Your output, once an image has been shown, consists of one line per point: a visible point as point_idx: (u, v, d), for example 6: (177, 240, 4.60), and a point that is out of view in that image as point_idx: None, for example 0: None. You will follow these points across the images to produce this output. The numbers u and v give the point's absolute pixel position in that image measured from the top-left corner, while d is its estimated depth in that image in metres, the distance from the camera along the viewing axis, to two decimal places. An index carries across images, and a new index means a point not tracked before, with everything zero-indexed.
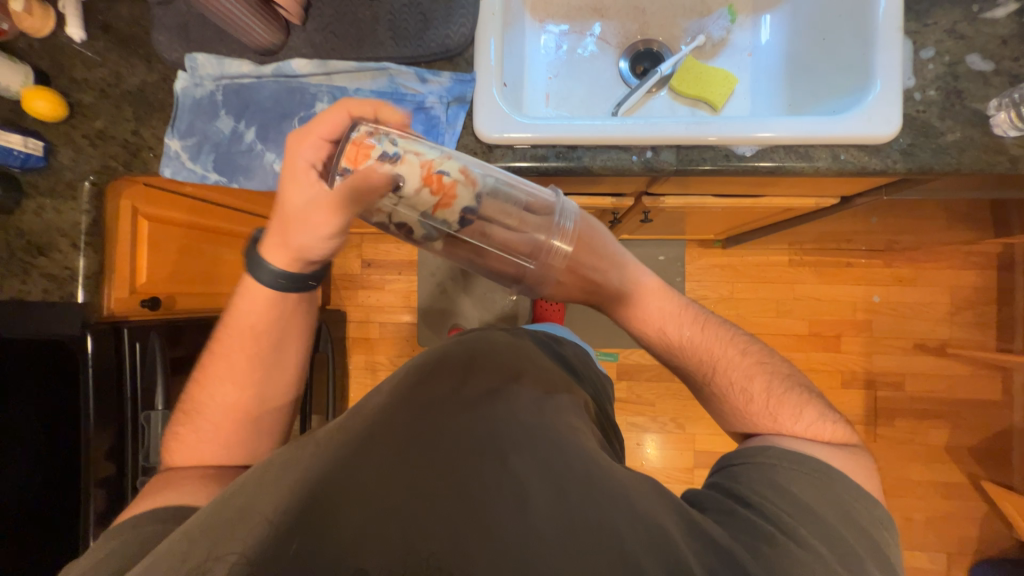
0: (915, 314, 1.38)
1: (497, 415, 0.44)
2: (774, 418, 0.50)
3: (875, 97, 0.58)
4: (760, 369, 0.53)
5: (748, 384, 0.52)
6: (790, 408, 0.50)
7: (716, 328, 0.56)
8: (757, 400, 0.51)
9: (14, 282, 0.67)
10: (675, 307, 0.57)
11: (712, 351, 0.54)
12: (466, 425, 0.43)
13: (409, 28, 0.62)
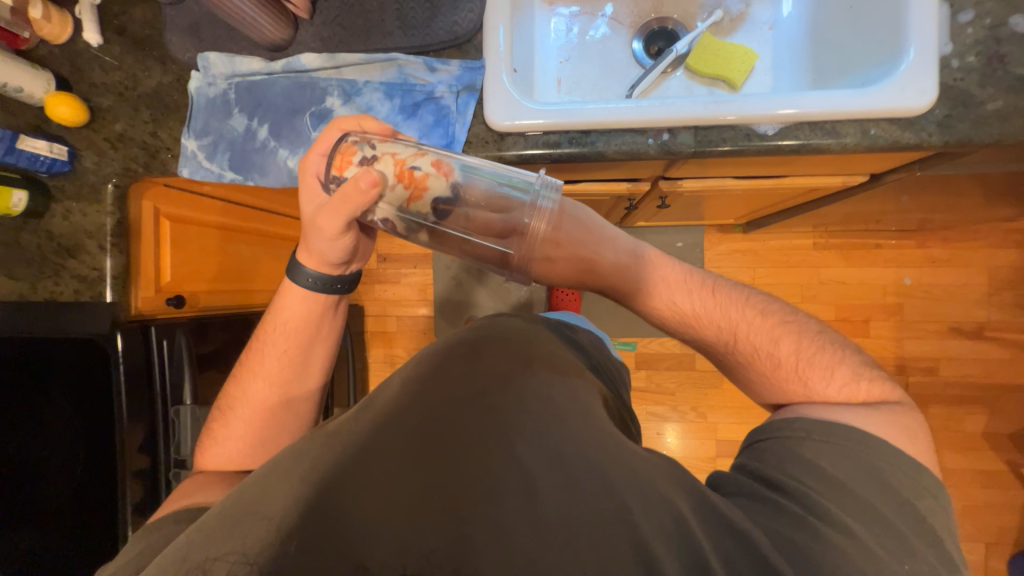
0: (949, 296, 1.32)
1: (508, 407, 0.44)
2: (809, 379, 0.48)
3: (908, 66, 0.55)
4: (785, 334, 0.51)
5: (774, 347, 0.50)
6: (820, 366, 0.48)
7: (732, 295, 0.53)
8: (785, 363, 0.49)
9: (46, 283, 0.69)
10: (684, 275, 0.55)
11: (730, 318, 0.52)
12: (475, 419, 0.42)
13: (417, 17, 0.62)
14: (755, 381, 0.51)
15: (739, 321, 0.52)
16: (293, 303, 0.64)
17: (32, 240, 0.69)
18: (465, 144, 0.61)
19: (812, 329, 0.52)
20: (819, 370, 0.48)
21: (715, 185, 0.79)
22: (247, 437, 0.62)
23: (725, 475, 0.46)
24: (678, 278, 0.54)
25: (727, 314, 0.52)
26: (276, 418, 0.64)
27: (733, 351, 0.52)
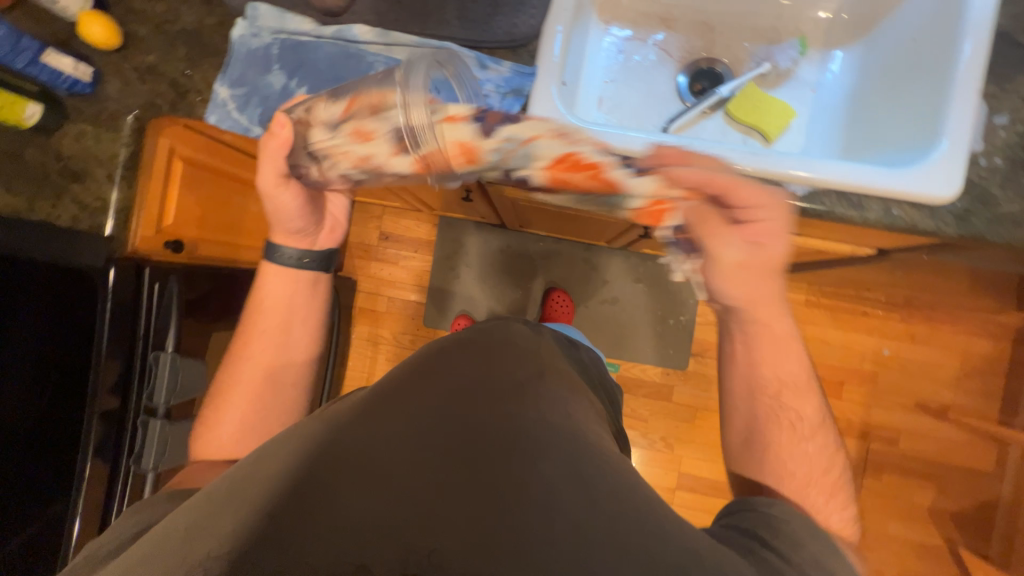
0: (921, 373, 1.37)
1: (520, 416, 0.44)
2: (812, 491, 0.55)
3: (939, 156, 0.57)
4: (818, 444, 0.58)
5: (800, 447, 0.58)
6: (826, 492, 0.56)
7: (815, 398, 0.61)
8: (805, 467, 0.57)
9: (44, 205, 0.68)
10: (783, 333, 0.60)
11: (799, 416, 0.59)
12: (489, 423, 0.42)
13: (478, 12, 0.61)
14: (761, 461, 0.58)
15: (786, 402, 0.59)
16: (280, 283, 0.70)
17: (38, 156, 0.67)
18: None
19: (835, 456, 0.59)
20: (824, 486, 0.56)
21: None
22: (241, 414, 0.65)
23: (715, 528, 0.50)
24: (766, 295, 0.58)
25: (798, 407, 0.59)
26: (263, 395, 0.67)
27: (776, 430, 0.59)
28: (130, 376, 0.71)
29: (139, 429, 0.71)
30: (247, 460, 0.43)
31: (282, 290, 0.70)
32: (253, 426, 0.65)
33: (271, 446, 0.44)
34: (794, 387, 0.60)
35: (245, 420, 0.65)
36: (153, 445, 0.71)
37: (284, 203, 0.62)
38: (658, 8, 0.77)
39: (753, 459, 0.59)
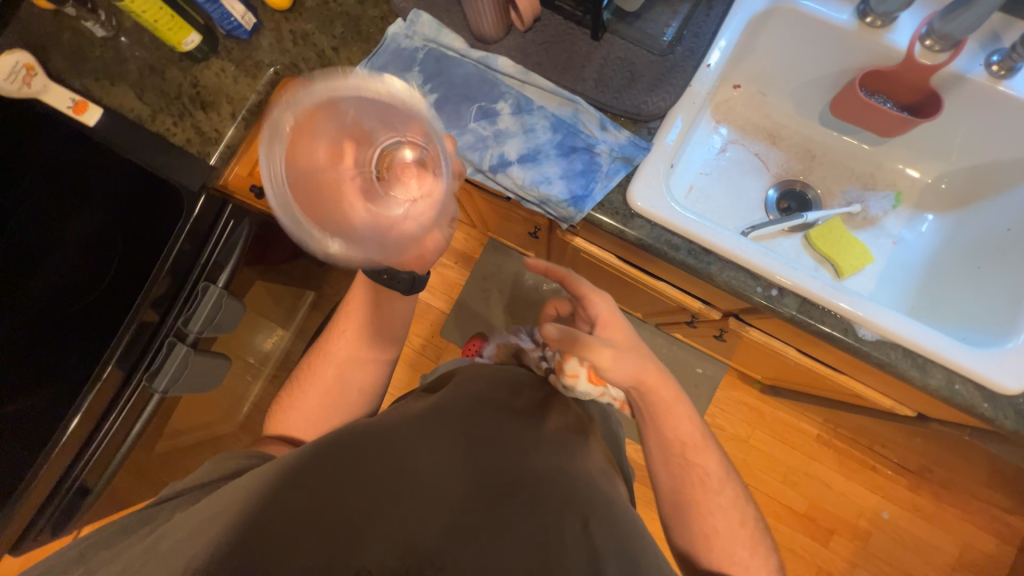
0: (916, 549, 1.31)
1: (529, 474, 0.57)
2: (734, 544, 0.61)
3: (1012, 348, 0.57)
4: (730, 499, 0.63)
5: (720, 510, 0.62)
6: (746, 542, 0.61)
7: (733, 482, 0.64)
8: (723, 522, 0.61)
9: (165, 120, 0.71)
10: (668, 396, 0.63)
11: (705, 490, 0.63)
12: (503, 473, 0.57)
13: (613, 79, 0.66)
14: (682, 517, 0.63)
15: (699, 472, 0.63)
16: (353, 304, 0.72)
17: (177, 77, 0.72)
18: (597, 204, 0.63)
19: (752, 510, 0.64)
20: (744, 541, 0.61)
21: (775, 347, 0.81)
22: (311, 412, 0.69)
23: None
24: (641, 368, 0.61)
25: (703, 461, 0.64)
26: (331, 394, 0.70)
27: (691, 489, 0.63)
28: (176, 297, 0.73)
29: (163, 348, 0.71)
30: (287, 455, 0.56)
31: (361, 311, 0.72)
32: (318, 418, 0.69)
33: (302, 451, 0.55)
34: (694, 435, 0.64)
35: (317, 407, 0.69)
36: (170, 371, 0.71)
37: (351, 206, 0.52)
38: (767, 124, 0.81)
39: (671, 516, 0.64)
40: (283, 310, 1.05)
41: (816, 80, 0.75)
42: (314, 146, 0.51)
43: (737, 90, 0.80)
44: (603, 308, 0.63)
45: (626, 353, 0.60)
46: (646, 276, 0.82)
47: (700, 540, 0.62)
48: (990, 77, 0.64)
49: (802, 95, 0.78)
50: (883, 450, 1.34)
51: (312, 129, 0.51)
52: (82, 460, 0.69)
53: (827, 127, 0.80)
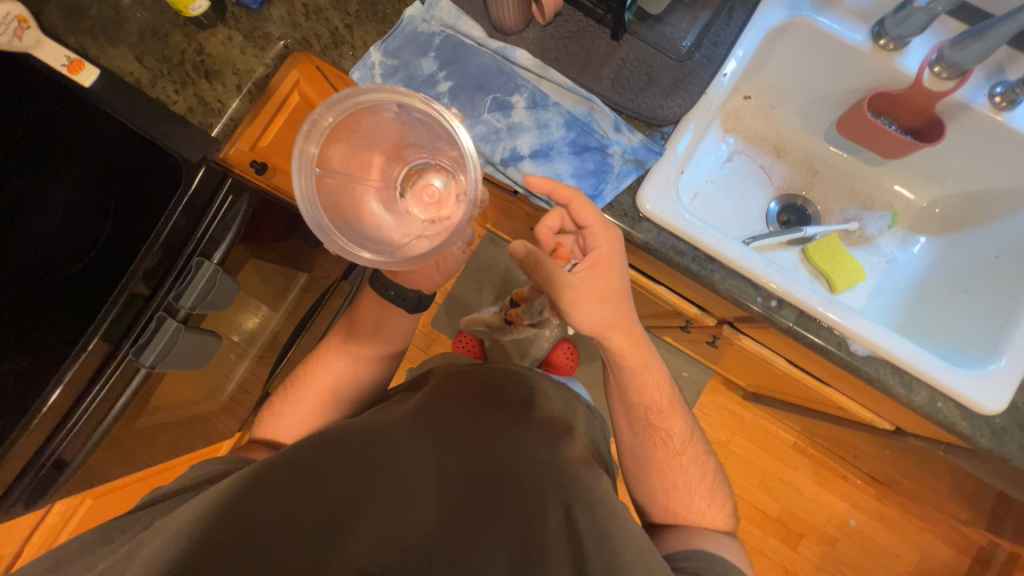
0: (878, 555, 1.36)
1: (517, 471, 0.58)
2: (691, 496, 0.66)
3: (994, 370, 0.59)
4: (691, 457, 0.68)
5: (679, 467, 0.67)
6: (704, 494, 0.66)
7: (696, 439, 0.69)
8: (682, 476, 0.66)
9: (166, 86, 0.69)
10: (636, 347, 0.64)
11: (668, 440, 0.67)
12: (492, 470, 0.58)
13: (630, 81, 0.66)
14: (645, 470, 0.68)
15: (661, 436, 0.67)
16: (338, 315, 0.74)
17: (181, 43, 0.70)
18: (606, 205, 0.64)
19: (712, 464, 0.69)
20: (701, 492, 0.66)
21: (766, 356, 0.83)
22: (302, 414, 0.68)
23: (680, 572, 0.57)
24: (611, 320, 0.60)
25: (669, 423, 0.67)
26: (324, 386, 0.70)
27: (652, 446, 0.68)
28: (167, 272, 0.71)
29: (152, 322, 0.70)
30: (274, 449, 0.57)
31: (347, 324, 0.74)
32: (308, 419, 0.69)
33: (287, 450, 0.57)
34: (667, 398, 0.67)
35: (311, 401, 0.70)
36: (158, 346, 0.69)
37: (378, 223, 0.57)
38: (774, 137, 0.83)
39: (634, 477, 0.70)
40: (275, 291, 1.04)
41: (825, 97, 0.76)
42: (337, 153, 0.55)
43: (747, 101, 0.81)
44: (605, 245, 0.58)
45: (597, 299, 0.59)
46: (646, 279, 0.83)
47: (664, 502, 0.67)
48: (992, 108, 0.66)
49: (810, 111, 0.79)
50: (854, 460, 1.38)
51: (348, 127, 0.55)
52: (61, 432, 0.67)
53: (831, 145, 0.82)
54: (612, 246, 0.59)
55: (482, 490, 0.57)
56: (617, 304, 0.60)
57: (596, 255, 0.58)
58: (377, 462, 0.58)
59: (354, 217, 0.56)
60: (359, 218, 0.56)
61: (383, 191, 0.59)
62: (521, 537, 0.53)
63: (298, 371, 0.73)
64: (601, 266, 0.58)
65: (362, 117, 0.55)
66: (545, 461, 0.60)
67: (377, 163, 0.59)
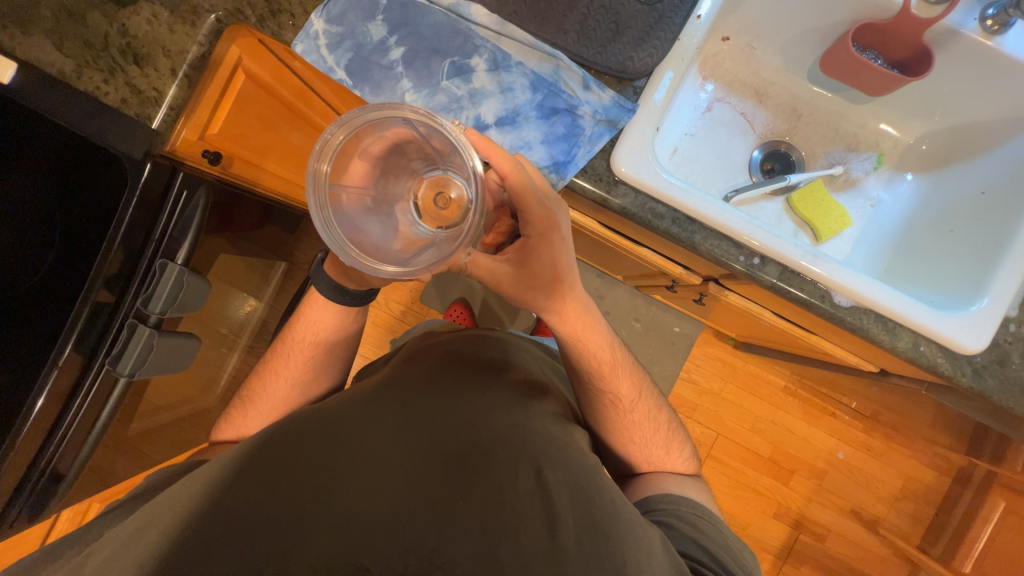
0: (865, 483, 1.43)
1: (509, 449, 0.59)
2: (649, 447, 0.69)
3: (978, 311, 0.59)
4: (644, 410, 0.69)
5: (640, 424, 0.69)
6: (660, 444, 0.69)
7: (649, 396, 0.70)
8: (639, 429, 0.69)
9: (93, 76, 0.63)
10: (576, 315, 0.62)
11: (622, 397, 0.68)
12: (480, 448, 0.59)
13: (598, 31, 0.60)
14: (603, 429, 0.70)
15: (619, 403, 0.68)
16: (312, 305, 0.72)
17: (101, 24, 0.63)
18: (580, 170, 0.61)
19: (664, 415, 0.71)
20: (657, 444, 0.69)
21: (753, 310, 0.83)
22: (280, 405, 0.71)
23: (658, 510, 0.61)
24: (555, 295, 0.59)
25: (616, 382, 0.67)
26: (305, 372, 0.73)
27: (606, 406, 0.68)
28: (131, 278, 0.66)
29: (124, 330, 0.66)
30: (262, 446, 0.57)
31: (321, 320, 0.72)
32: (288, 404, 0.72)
33: (276, 442, 0.58)
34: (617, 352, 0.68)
35: (293, 386, 0.72)
36: (136, 352, 0.67)
37: (365, 221, 0.52)
38: (755, 80, 0.78)
39: (617, 446, 0.70)
40: (254, 279, 1.02)
41: (805, 33, 0.72)
42: (358, 175, 0.52)
43: (726, 43, 0.76)
44: (535, 233, 0.53)
45: (520, 286, 0.56)
46: (627, 242, 0.81)
47: (651, 463, 0.69)
48: (983, 33, 0.62)
49: (792, 49, 0.75)
50: (842, 397, 1.43)
51: (355, 147, 0.50)
52: (52, 446, 0.65)
53: (815, 85, 0.77)
54: (544, 236, 0.53)
55: (472, 465, 0.57)
56: (545, 289, 0.57)
57: (526, 241, 0.54)
58: (366, 452, 0.58)
59: (369, 239, 0.51)
60: (367, 237, 0.51)
61: (403, 205, 0.55)
62: (512, 510, 0.54)
63: (276, 367, 0.73)
64: (528, 254, 0.54)
65: (368, 135, 0.49)
66: (534, 438, 0.61)
67: (385, 178, 0.55)
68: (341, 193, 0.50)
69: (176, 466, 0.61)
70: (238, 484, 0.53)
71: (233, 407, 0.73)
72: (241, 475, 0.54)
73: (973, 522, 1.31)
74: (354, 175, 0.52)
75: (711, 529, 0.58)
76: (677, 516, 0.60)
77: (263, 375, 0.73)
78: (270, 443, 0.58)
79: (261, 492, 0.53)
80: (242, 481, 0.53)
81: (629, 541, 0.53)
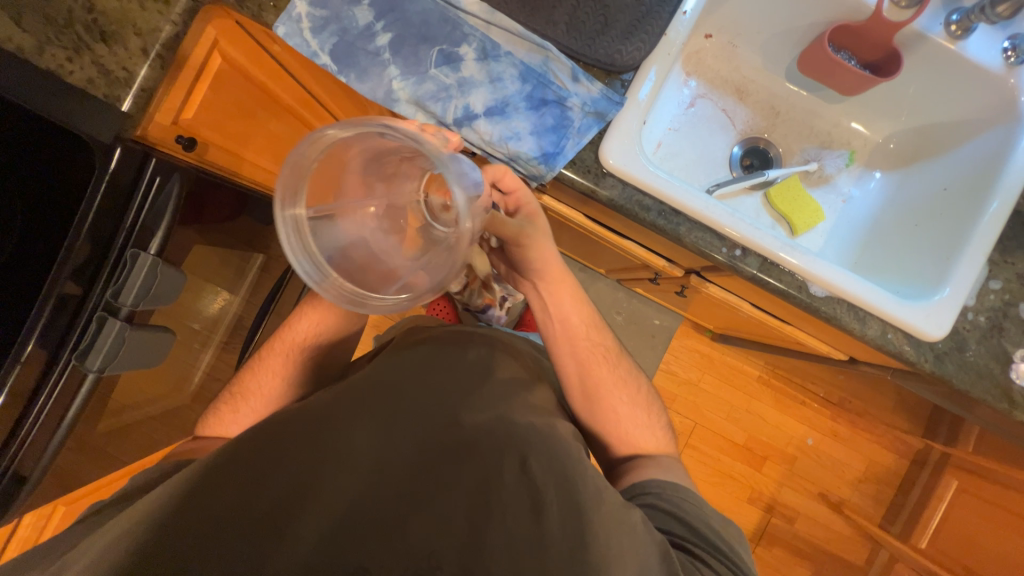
0: (832, 467, 1.50)
1: (500, 440, 0.59)
2: (634, 434, 0.70)
3: (940, 300, 0.63)
4: (628, 398, 0.71)
5: (625, 412, 0.70)
6: (644, 432, 0.70)
7: (633, 382, 0.72)
8: (624, 417, 0.70)
9: (56, 53, 0.58)
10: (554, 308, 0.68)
11: (605, 385, 0.70)
12: (468, 439, 0.59)
13: (587, 24, 0.61)
14: (589, 417, 0.72)
15: (604, 391, 0.70)
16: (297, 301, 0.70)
17: None
18: (568, 162, 0.62)
19: (650, 402, 0.73)
20: (643, 432, 0.70)
21: (731, 301, 0.86)
22: (261, 400, 0.70)
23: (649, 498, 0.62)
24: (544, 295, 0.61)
25: (600, 369, 0.70)
26: (287, 368, 0.71)
27: (592, 395, 0.70)
28: (101, 268, 0.63)
29: (92, 325, 0.63)
30: (245, 443, 0.56)
31: (312, 321, 0.72)
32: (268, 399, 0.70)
33: (260, 439, 0.56)
34: (595, 338, 0.71)
35: (274, 380, 0.70)
36: (105, 348, 0.63)
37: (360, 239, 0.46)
38: (736, 78, 0.80)
39: (603, 435, 0.71)
40: (229, 272, 0.98)
41: (785, 32, 0.74)
42: (351, 189, 0.46)
43: (709, 40, 0.78)
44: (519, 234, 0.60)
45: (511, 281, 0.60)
46: (612, 234, 0.82)
47: (635, 450, 0.70)
48: (948, 37, 0.66)
49: (771, 48, 0.77)
50: (811, 386, 1.50)
51: (343, 159, 0.44)
52: (13, 446, 0.61)
53: (792, 84, 0.80)
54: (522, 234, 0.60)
55: (461, 455, 0.58)
56: None
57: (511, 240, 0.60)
58: (351, 450, 0.57)
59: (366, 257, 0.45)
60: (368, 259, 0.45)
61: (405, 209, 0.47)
62: (499, 498, 0.55)
63: (261, 364, 0.71)
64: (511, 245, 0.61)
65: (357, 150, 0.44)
66: (522, 429, 0.61)
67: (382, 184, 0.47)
68: (336, 213, 0.45)
69: (155, 465, 0.59)
70: (221, 480, 0.52)
71: (216, 406, 0.71)
72: (224, 473, 0.52)
73: (929, 501, 1.40)
74: (342, 187, 0.45)
75: (693, 508, 0.60)
76: (663, 498, 0.61)
77: (248, 375, 0.72)
78: (253, 440, 0.56)
79: (245, 488, 0.52)
80: (225, 477, 0.52)
81: (614, 524, 0.54)
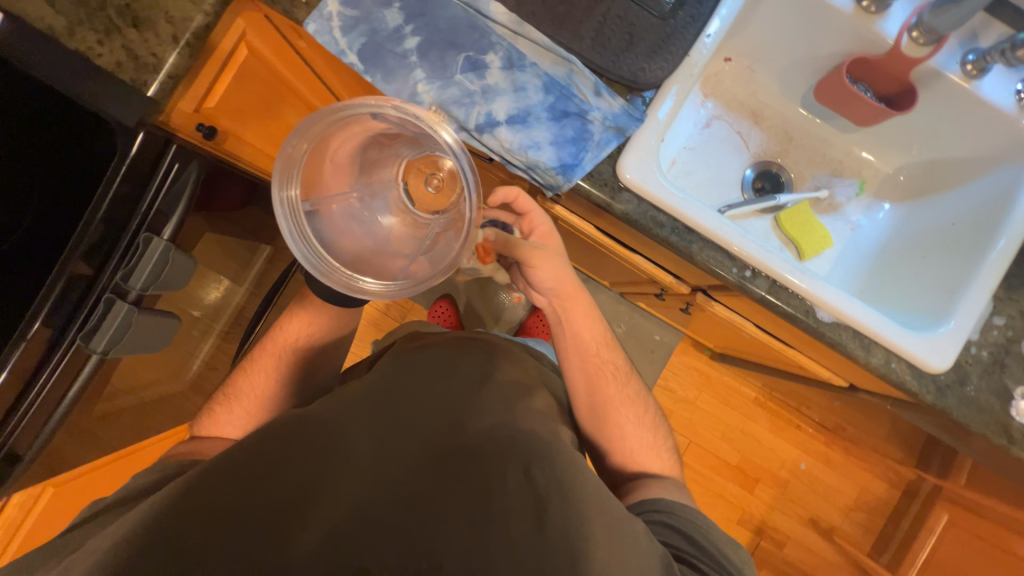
0: (824, 493, 1.50)
1: (502, 446, 0.59)
2: (635, 447, 0.70)
3: (944, 333, 0.63)
4: (630, 412, 0.71)
5: (626, 425, 0.70)
6: (645, 446, 0.70)
7: (636, 395, 0.73)
8: (625, 430, 0.70)
9: (88, 36, 0.59)
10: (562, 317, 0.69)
11: (609, 396, 0.70)
12: (471, 444, 0.59)
13: (612, 40, 0.62)
14: (590, 428, 0.72)
15: (607, 402, 0.70)
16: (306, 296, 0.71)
17: None
18: (586, 174, 0.62)
19: (651, 416, 0.73)
20: (644, 446, 0.70)
21: (735, 321, 0.86)
22: (263, 393, 0.70)
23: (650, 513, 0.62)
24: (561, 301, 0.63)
25: (604, 380, 0.70)
26: (290, 362, 0.71)
27: (594, 406, 0.70)
28: (113, 250, 0.63)
29: (99, 307, 0.63)
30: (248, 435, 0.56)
31: (320, 317, 0.72)
32: (269, 393, 0.70)
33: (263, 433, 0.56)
34: (599, 349, 0.71)
35: (277, 374, 0.70)
36: (111, 329, 0.63)
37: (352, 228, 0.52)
38: (752, 102, 0.81)
39: (603, 447, 0.72)
40: (236, 262, 0.98)
41: (803, 61, 0.76)
42: (335, 181, 0.51)
43: (728, 64, 0.79)
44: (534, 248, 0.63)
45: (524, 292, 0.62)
46: (622, 248, 0.83)
47: (635, 464, 0.70)
48: (964, 76, 0.67)
49: (789, 75, 0.78)
50: (807, 410, 1.50)
51: (326, 153, 0.50)
52: (11, 423, 0.61)
53: (807, 111, 0.82)
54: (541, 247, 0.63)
55: (462, 460, 0.58)
56: None
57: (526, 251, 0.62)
58: (354, 447, 0.57)
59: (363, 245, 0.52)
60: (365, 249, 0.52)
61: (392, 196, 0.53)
62: (500, 505, 0.55)
63: (264, 358, 0.71)
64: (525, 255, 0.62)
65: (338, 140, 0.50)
66: (524, 436, 0.61)
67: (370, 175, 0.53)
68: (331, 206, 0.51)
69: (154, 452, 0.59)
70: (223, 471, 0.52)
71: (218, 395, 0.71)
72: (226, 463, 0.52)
73: (920, 533, 1.40)
74: (332, 182, 0.51)
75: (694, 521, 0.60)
76: (664, 513, 0.61)
77: (239, 376, 0.72)
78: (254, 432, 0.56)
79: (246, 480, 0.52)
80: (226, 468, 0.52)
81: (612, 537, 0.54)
